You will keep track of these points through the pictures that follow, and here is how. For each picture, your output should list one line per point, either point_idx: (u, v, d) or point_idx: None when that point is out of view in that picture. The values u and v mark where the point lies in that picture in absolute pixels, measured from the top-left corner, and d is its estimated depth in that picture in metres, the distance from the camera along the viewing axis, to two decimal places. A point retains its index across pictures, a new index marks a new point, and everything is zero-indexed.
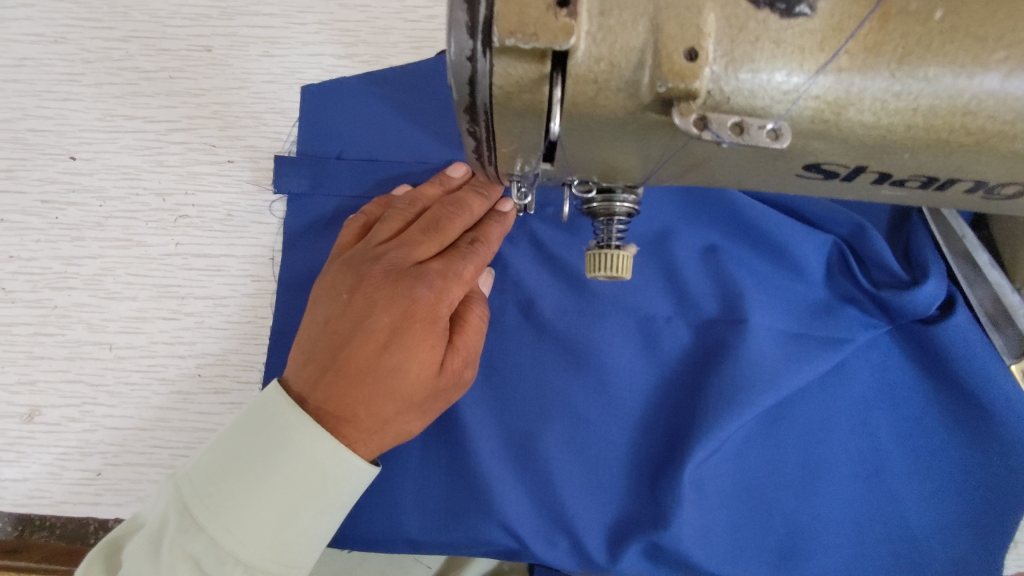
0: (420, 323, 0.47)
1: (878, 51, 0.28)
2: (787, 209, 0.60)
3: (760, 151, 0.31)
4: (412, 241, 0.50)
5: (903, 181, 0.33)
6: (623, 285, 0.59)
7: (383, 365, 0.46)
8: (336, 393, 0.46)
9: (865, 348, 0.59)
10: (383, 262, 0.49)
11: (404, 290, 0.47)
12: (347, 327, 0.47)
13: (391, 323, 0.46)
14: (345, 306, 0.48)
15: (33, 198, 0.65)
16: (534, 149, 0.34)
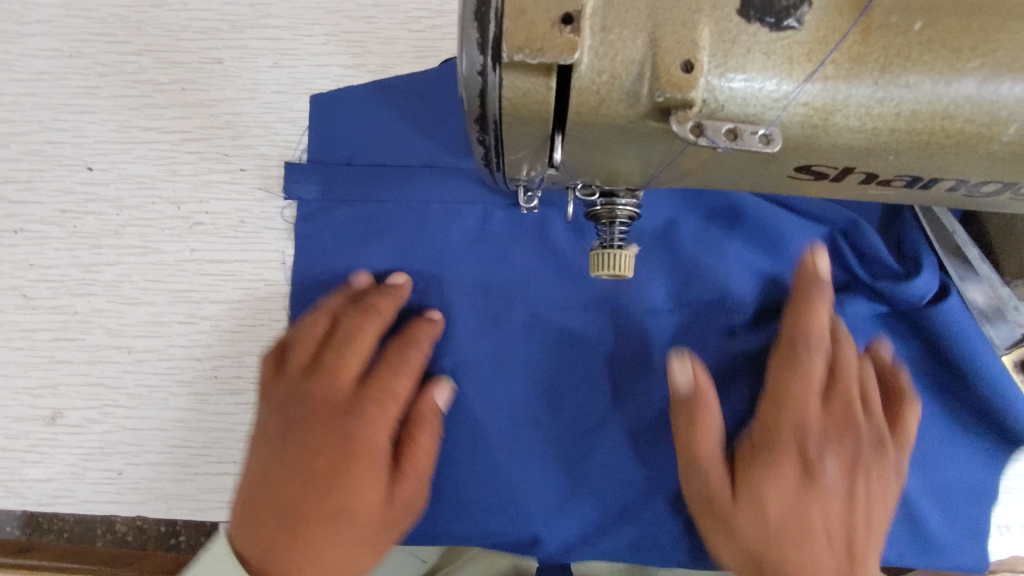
0: (358, 475, 0.51)
1: (861, 61, 0.30)
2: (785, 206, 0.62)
3: (753, 156, 0.33)
4: (332, 367, 0.55)
5: (889, 181, 0.35)
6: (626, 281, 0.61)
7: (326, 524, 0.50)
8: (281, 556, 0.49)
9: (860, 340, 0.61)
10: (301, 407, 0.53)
11: (332, 446, 0.51)
12: (287, 486, 0.51)
13: (326, 479, 0.50)
14: (275, 455, 0.52)
15: (52, 208, 0.67)
16: (539, 155, 0.36)
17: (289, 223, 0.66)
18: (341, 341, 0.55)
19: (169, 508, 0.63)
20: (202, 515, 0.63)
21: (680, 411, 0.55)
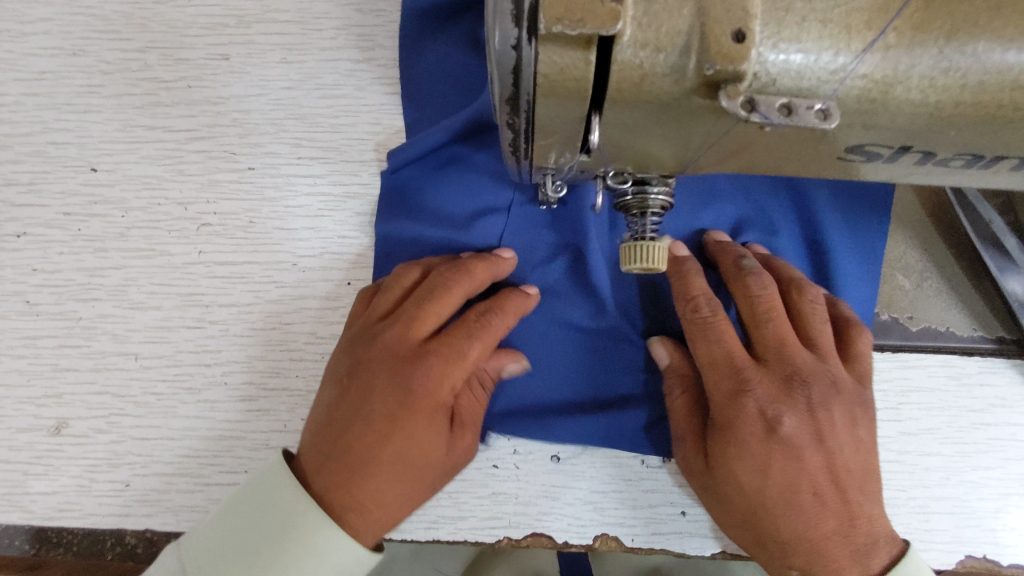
0: (421, 413, 0.49)
1: (925, 29, 0.28)
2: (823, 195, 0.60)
3: (804, 134, 0.31)
4: (410, 317, 0.52)
5: (947, 160, 0.33)
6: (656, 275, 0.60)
7: (387, 458, 0.49)
8: (342, 484, 0.48)
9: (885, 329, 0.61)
10: (375, 348, 0.51)
11: (403, 382, 0.50)
12: (348, 414, 0.50)
13: (391, 412, 0.49)
14: (350, 388, 0.51)
15: (56, 211, 0.65)
16: (572, 140, 0.34)
17: (299, 223, 0.64)
18: (433, 292, 0.53)
19: (180, 520, 0.60)
20: None
21: (674, 384, 0.56)
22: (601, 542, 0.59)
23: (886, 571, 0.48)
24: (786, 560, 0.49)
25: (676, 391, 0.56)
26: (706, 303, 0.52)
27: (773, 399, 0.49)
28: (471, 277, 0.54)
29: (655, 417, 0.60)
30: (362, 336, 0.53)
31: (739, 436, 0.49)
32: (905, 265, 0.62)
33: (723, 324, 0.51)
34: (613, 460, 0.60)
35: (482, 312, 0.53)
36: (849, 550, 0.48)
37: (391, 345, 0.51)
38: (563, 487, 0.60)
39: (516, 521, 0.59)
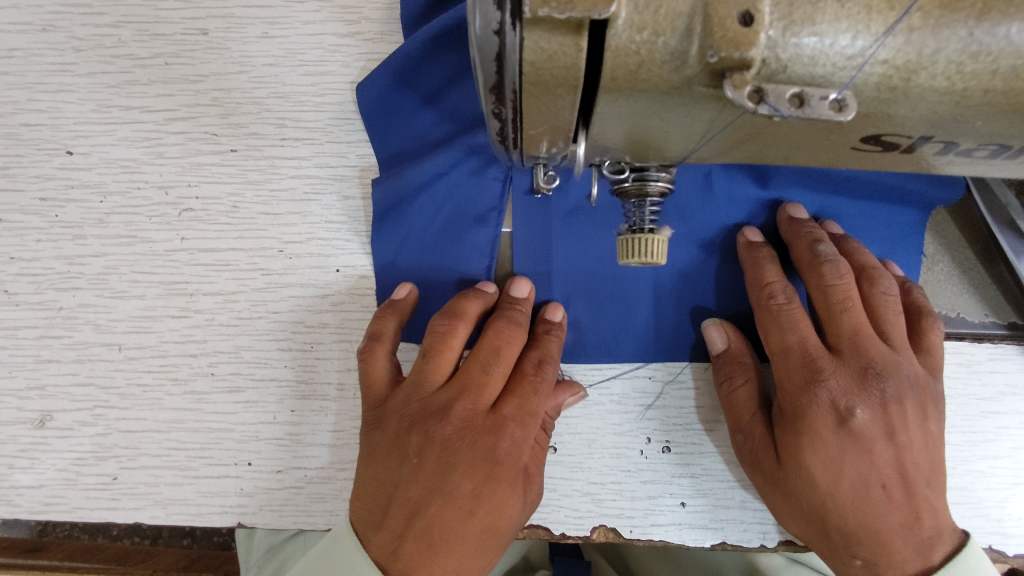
0: (503, 481, 0.48)
1: (954, 7, 0.25)
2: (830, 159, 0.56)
3: (816, 125, 0.29)
4: (478, 385, 0.50)
5: (970, 151, 0.31)
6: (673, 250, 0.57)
7: (471, 531, 0.47)
8: (420, 564, 0.46)
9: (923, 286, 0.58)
10: (448, 429, 0.48)
11: (485, 452, 0.48)
12: (424, 493, 0.47)
13: (474, 488, 0.47)
14: (422, 469, 0.48)
15: (32, 196, 0.62)
16: (564, 130, 0.31)
17: (284, 207, 0.62)
18: (495, 352, 0.51)
19: (170, 513, 0.59)
20: (203, 520, 0.59)
21: (724, 372, 0.55)
22: (599, 533, 0.58)
23: (949, 561, 0.48)
24: (849, 548, 0.48)
25: (736, 378, 0.54)
26: (781, 290, 0.51)
27: (853, 386, 0.49)
28: (523, 327, 0.53)
29: (657, 405, 0.59)
30: (418, 412, 0.49)
31: (818, 427, 0.48)
32: None
33: (799, 311, 0.50)
34: (613, 450, 0.58)
35: (537, 364, 0.52)
36: (914, 544, 0.48)
37: (462, 419, 0.48)
38: (559, 478, 0.58)
39: None
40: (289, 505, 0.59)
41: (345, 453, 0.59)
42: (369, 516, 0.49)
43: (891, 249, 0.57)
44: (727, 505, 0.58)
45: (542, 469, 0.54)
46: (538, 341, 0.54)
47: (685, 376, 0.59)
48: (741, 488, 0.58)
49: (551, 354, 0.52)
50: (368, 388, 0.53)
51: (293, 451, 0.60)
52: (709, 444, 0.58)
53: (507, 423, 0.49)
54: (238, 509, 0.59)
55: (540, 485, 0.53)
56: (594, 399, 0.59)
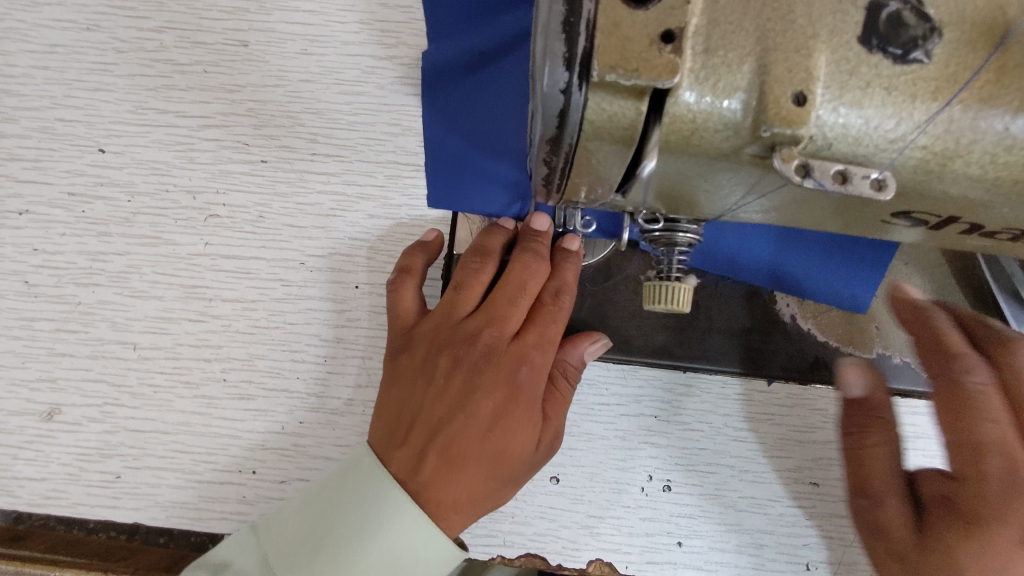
0: (521, 405, 0.50)
1: (992, 103, 0.27)
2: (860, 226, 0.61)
3: (853, 199, 0.30)
4: (503, 312, 0.52)
5: (992, 233, 0.32)
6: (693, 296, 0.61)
7: (487, 449, 0.48)
8: (439, 481, 0.47)
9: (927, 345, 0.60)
10: (474, 352, 0.50)
11: (508, 376, 0.50)
12: (447, 411, 0.49)
13: (494, 408, 0.49)
14: (446, 391, 0.50)
15: (60, 190, 0.63)
16: (609, 181, 0.33)
17: (310, 221, 0.63)
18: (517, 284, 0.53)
19: (169, 516, 0.59)
20: (201, 525, 0.59)
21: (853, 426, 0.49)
22: (595, 566, 0.58)
23: None
24: None
25: (869, 434, 0.48)
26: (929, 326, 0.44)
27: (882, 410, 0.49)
28: (547, 260, 0.55)
29: (662, 442, 0.60)
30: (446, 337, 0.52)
31: (997, 536, 0.40)
32: None
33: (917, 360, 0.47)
34: (614, 484, 0.59)
35: (554, 294, 0.54)
36: None
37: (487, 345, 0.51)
38: (560, 509, 0.59)
39: (511, 540, 0.59)
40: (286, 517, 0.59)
41: None
42: (386, 434, 0.50)
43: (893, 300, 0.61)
44: (723, 547, 0.59)
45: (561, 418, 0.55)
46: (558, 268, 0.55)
47: (688, 417, 0.60)
48: (737, 532, 0.59)
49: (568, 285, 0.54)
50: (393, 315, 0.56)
51: (297, 463, 0.60)
52: (708, 485, 0.59)
53: (529, 351, 0.51)
54: (238, 517, 0.59)
55: (559, 429, 0.55)
56: (599, 432, 0.60)
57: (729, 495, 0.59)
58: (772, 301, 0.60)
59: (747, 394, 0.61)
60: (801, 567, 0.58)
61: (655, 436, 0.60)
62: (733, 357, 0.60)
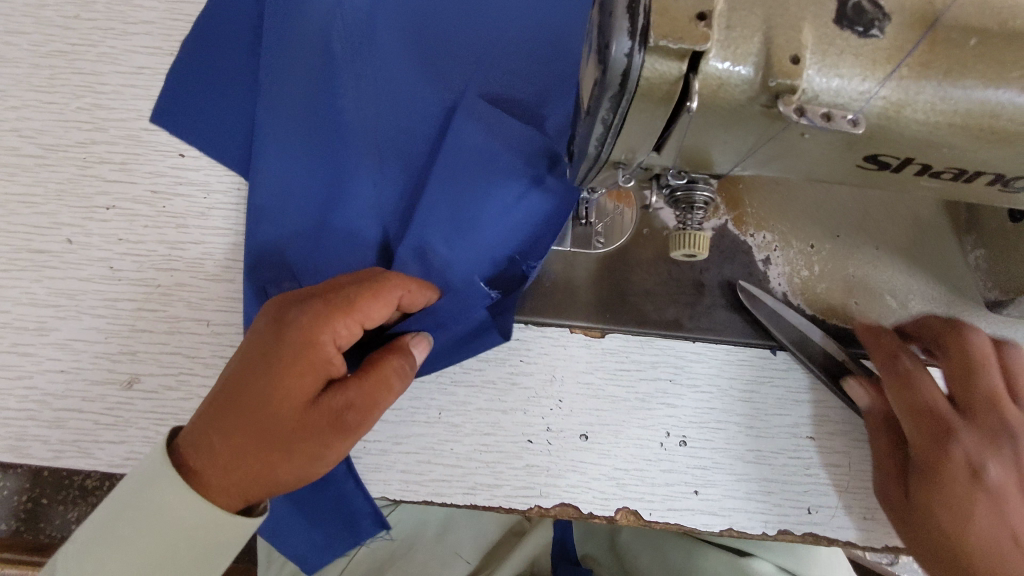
0: (323, 401, 0.52)
1: (929, 67, 0.37)
2: (845, 214, 0.74)
3: (834, 141, 0.40)
4: (312, 338, 0.51)
5: (939, 173, 0.43)
6: (701, 273, 0.71)
7: (274, 434, 0.50)
8: (213, 461, 0.50)
9: (902, 314, 0.71)
10: (294, 333, 0.51)
11: (315, 365, 0.51)
12: (231, 396, 0.51)
13: (285, 397, 0.50)
14: (261, 429, 0.50)
15: (144, 188, 0.72)
16: (650, 134, 0.43)
17: None
18: (295, 357, 0.51)
19: None
20: None
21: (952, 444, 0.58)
22: (622, 514, 0.66)
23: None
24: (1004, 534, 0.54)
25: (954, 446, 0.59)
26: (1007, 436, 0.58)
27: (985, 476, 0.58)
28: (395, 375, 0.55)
29: (676, 402, 0.68)
30: (257, 465, 0.50)
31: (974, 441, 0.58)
32: (893, 287, 0.72)
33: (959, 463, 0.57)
34: (636, 440, 0.67)
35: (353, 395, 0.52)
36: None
37: (308, 423, 0.51)
38: (589, 463, 0.67)
39: (547, 491, 0.66)
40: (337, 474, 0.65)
41: (400, 428, 0.67)
42: (186, 448, 0.50)
43: (870, 277, 0.72)
44: (734, 495, 0.66)
45: (278, 462, 0.50)
46: (340, 313, 0.53)
47: (697, 380, 0.69)
48: (745, 481, 0.66)
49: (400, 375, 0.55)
50: (244, 351, 0.52)
51: None
52: (719, 439, 0.67)
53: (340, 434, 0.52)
54: None
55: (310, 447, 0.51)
56: (621, 395, 0.68)
57: (737, 448, 0.67)
58: (766, 282, 0.71)
59: (748, 359, 0.70)
60: (803, 510, 0.66)
61: (668, 396, 0.68)
62: (735, 329, 0.70)
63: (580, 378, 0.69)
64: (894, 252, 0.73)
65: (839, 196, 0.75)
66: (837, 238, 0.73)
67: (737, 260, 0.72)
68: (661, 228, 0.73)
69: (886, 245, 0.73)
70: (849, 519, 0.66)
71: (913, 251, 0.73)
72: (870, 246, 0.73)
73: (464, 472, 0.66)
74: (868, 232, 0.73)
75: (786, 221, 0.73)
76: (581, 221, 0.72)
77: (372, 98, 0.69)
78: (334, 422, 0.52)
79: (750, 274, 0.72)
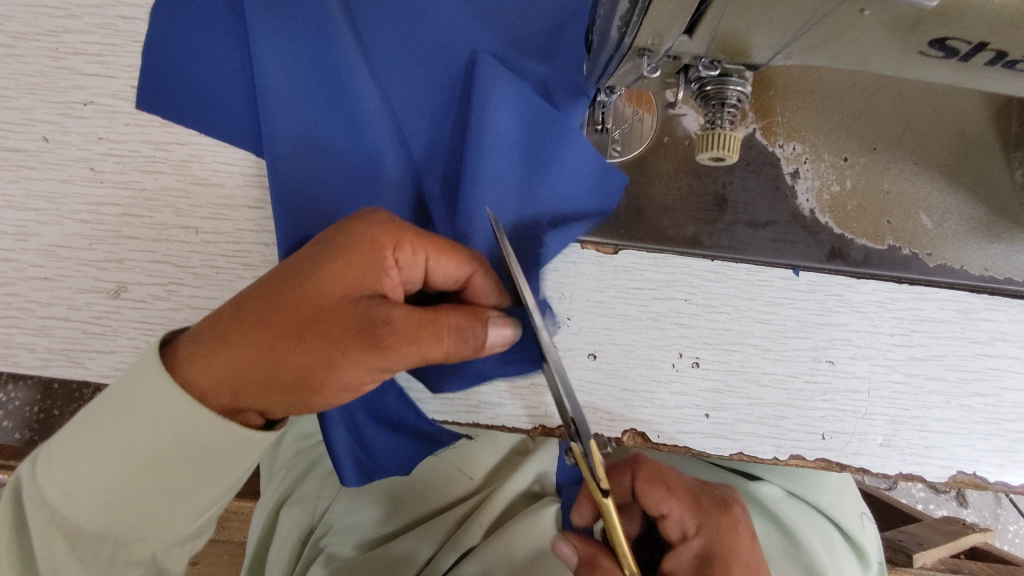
0: (357, 317, 0.47)
1: None
2: (883, 126, 0.68)
3: (897, 19, 0.35)
4: (382, 255, 0.50)
5: (1015, 63, 0.37)
6: (725, 186, 0.67)
7: (300, 336, 0.46)
8: (221, 348, 0.46)
9: (937, 235, 0.66)
10: (363, 241, 0.50)
11: (364, 275, 0.49)
12: (268, 283, 0.48)
13: (328, 296, 0.47)
14: (292, 325, 0.47)
15: (123, 83, 0.66)
16: (684, 10, 0.37)
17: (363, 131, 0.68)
18: (347, 246, 0.49)
19: None
20: None
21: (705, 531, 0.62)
22: (630, 436, 0.63)
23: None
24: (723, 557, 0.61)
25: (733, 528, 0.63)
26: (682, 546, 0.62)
27: (691, 523, 0.63)
28: (454, 329, 0.49)
29: (691, 323, 0.65)
30: (264, 373, 0.47)
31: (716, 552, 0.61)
32: (929, 205, 0.67)
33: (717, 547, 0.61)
34: (646, 361, 0.64)
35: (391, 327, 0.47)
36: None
37: (333, 335, 0.46)
38: (597, 383, 0.64)
39: (553, 412, 0.63)
40: (390, 397, 0.63)
41: None
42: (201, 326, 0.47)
43: (905, 194, 0.67)
44: (747, 419, 0.63)
45: (287, 364, 0.46)
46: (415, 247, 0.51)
47: (714, 300, 0.65)
48: (760, 405, 0.64)
49: (467, 332, 0.49)
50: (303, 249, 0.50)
51: None
52: (734, 362, 0.64)
53: (355, 363, 0.47)
54: None
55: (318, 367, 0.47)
56: (634, 315, 0.65)
57: (753, 371, 0.64)
58: (795, 198, 0.67)
59: (770, 280, 0.65)
60: (818, 436, 0.63)
61: (682, 317, 0.65)
62: (759, 247, 0.66)
63: (591, 295, 0.65)
64: (934, 168, 0.67)
65: (881, 104, 0.68)
66: (874, 151, 0.68)
67: (764, 173, 0.67)
68: (684, 137, 0.67)
69: (926, 160, 0.67)
70: (865, 446, 0.63)
71: (954, 168, 0.68)
72: (909, 161, 0.68)
73: (467, 391, 0.64)
74: (907, 146, 0.68)
75: (820, 133, 0.68)
76: (596, 127, 0.66)
77: (381, 38, 0.63)
78: (363, 350, 0.46)
79: (777, 190, 0.67)
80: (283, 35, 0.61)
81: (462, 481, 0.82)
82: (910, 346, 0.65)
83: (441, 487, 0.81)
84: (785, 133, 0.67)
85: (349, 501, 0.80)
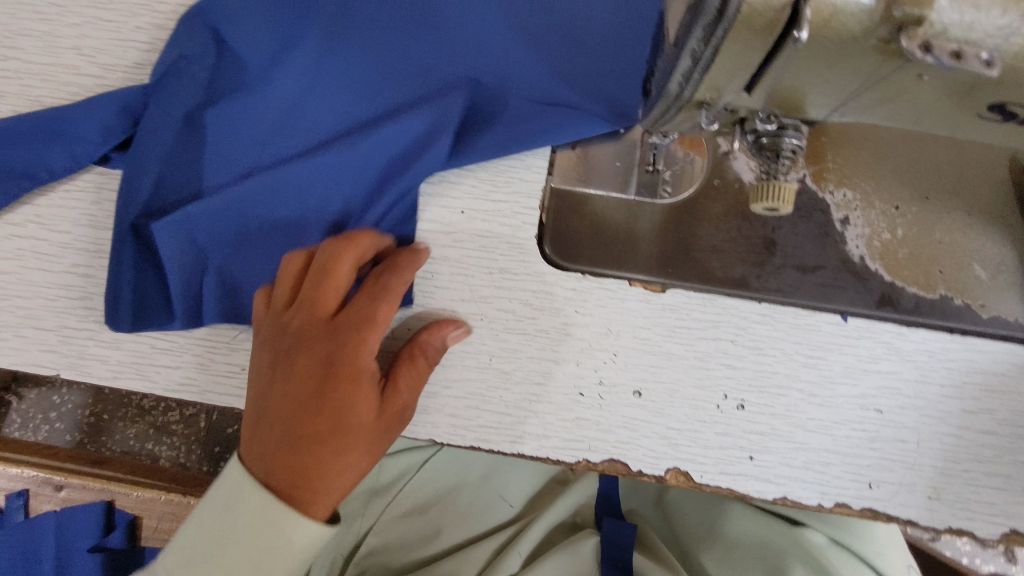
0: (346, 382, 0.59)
1: None
2: (935, 175, 0.69)
3: (956, 84, 0.36)
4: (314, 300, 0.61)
5: None
6: (775, 229, 0.68)
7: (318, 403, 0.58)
8: (260, 429, 0.59)
9: (990, 286, 0.66)
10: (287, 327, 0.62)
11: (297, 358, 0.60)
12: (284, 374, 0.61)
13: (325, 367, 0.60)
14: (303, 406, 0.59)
15: None
16: (744, 70, 0.39)
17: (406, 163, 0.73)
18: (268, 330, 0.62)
19: None
20: None
21: None
22: (672, 474, 0.64)
23: None
24: None
25: None
26: None
27: None
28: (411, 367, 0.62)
29: (736, 364, 0.65)
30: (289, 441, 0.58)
31: None
32: (983, 256, 0.67)
33: None
34: (691, 401, 0.65)
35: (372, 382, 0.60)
36: None
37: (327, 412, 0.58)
38: (641, 420, 0.65)
39: (595, 446, 0.65)
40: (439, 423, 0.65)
41: (450, 372, 0.66)
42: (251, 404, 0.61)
43: (958, 244, 0.67)
44: (791, 463, 0.63)
45: (314, 446, 0.57)
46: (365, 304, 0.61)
47: (762, 343, 0.65)
48: (804, 450, 0.63)
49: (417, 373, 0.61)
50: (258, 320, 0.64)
51: None
52: (780, 406, 0.64)
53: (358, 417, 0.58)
54: None
55: (331, 428, 0.57)
56: (679, 354, 0.66)
57: (798, 416, 0.64)
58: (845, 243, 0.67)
59: (819, 325, 0.65)
60: (864, 485, 0.63)
61: (728, 359, 0.65)
62: (808, 291, 0.66)
63: (638, 332, 0.66)
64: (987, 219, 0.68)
65: (935, 154, 0.69)
66: (927, 201, 0.68)
67: (814, 219, 0.67)
68: (735, 179, 0.69)
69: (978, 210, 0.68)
70: (913, 498, 0.62)
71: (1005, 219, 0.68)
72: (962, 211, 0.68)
73: (513, 421, 0.65)
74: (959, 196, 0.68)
75: (873, 181, 0.68)
76: (647, 168, 0.69)
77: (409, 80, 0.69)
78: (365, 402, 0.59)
79: (828, 235, 0.67)
80: (332, 56, 0.69)
81: (502, 507, 0.83)
82: (962, 399, 0.64)
83: (483, 515, 0.82)
84: (836, 181, 0.68)
85: (393, 522, 0.82)
